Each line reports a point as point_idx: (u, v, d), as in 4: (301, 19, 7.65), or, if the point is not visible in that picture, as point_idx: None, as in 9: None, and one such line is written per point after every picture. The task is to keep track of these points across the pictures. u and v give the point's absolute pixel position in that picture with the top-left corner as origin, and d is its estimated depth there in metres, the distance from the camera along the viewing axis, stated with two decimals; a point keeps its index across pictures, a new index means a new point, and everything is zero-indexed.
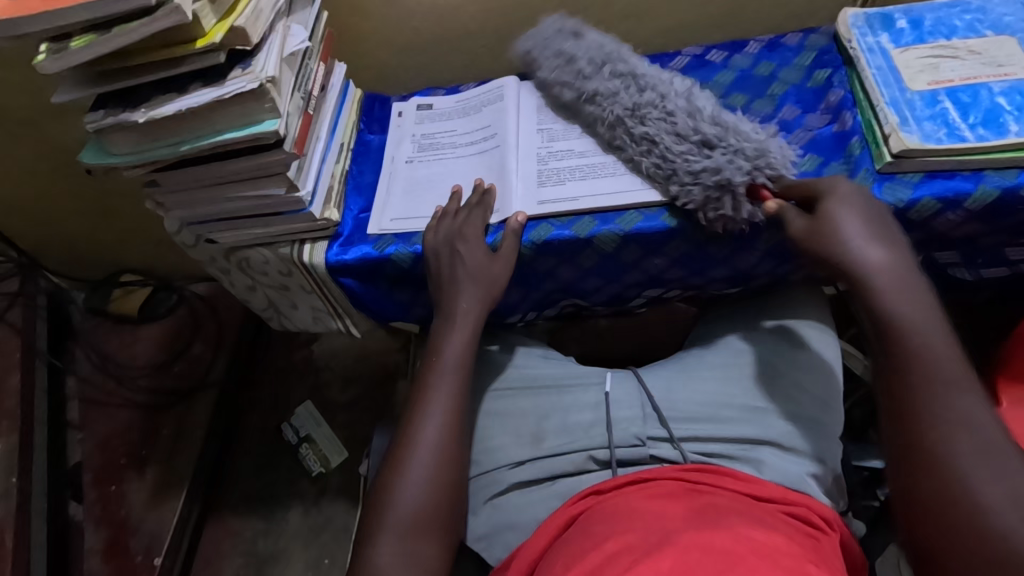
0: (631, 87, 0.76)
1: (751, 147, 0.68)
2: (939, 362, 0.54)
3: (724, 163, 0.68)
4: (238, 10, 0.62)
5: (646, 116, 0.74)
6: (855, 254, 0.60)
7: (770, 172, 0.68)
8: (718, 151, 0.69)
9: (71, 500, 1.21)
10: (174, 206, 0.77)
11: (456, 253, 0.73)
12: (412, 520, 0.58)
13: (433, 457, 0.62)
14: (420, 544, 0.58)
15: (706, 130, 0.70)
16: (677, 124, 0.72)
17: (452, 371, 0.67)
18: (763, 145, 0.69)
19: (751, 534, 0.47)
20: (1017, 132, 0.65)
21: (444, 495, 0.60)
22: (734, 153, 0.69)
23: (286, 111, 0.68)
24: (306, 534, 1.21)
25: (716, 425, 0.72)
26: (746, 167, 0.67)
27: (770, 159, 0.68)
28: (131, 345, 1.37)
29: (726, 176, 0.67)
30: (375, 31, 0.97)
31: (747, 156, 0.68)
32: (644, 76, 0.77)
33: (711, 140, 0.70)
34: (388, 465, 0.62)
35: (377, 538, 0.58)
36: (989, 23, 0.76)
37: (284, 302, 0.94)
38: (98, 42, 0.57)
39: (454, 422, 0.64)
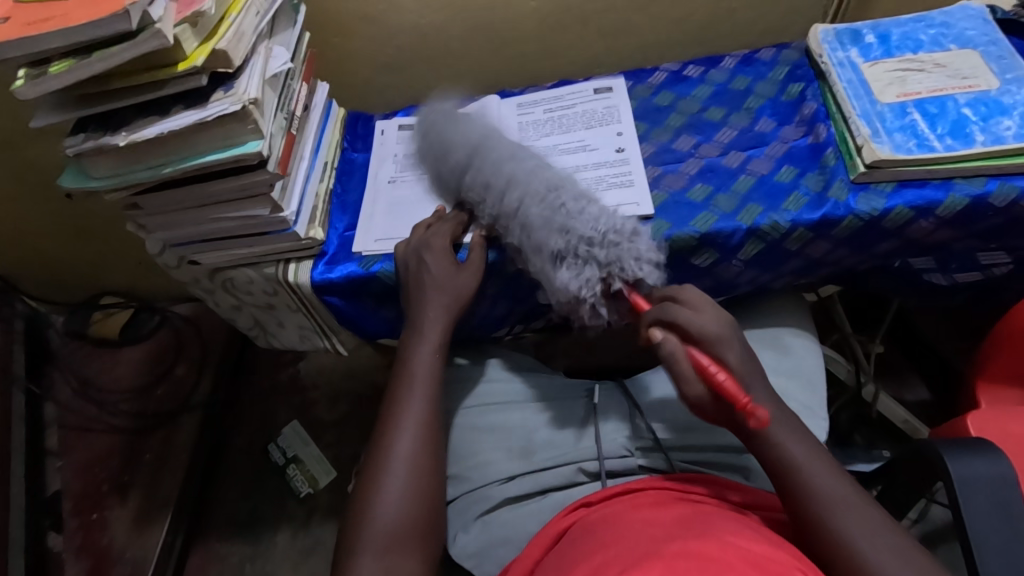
0: (485, 163, 0.73)
1: (602, 251, 0.62)
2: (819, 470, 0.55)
3: (578, 271, 0.62)
4: (219, 33, 0.62)
5: (506, 191, 0.69)
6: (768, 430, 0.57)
7: (624, 276, 0.62)
8: (570, 250, 0.63)
9: (50, 530, 1.19)
10: (157, 228, 0.77)
11: (422, 263, 0.73)
12: (390, 534, 0.58)
13: (410, 467, 0.62)
14: (399, 558, 0.57)
15: (557, 236, 0.63)
16: (545, 207, 0.65)
17: (424, 381, 0.67)
18: (619, 248, 0.62)
19: (739, 542, 0.47)
20: (983, 142, 0.67)
21: (423, 506, 0.60)
22: (586, 259, 0.62)
23: (269, 132, 0.68)
24: (294, 557, 1.18)
25: (704, 434, 0.73)
26: (598, 277, 0.62)
27: (622, 264, 0.62)
28: (111, 368, 1.37)
29: (592, 271, 0.62)
30: (357, 51, 0.98)
31: (599, 264, 0.62)
32: (490, 155, 0.73)
33: (579, 236, 0.63)
34: (364, 481, 0.62)
35: (357, 558, 0.57)
36: (953, 37, 0.79)
37: (270, 321, 0.93)
38: (78, 68, 0.57)
39: (429, 432, 0.64)
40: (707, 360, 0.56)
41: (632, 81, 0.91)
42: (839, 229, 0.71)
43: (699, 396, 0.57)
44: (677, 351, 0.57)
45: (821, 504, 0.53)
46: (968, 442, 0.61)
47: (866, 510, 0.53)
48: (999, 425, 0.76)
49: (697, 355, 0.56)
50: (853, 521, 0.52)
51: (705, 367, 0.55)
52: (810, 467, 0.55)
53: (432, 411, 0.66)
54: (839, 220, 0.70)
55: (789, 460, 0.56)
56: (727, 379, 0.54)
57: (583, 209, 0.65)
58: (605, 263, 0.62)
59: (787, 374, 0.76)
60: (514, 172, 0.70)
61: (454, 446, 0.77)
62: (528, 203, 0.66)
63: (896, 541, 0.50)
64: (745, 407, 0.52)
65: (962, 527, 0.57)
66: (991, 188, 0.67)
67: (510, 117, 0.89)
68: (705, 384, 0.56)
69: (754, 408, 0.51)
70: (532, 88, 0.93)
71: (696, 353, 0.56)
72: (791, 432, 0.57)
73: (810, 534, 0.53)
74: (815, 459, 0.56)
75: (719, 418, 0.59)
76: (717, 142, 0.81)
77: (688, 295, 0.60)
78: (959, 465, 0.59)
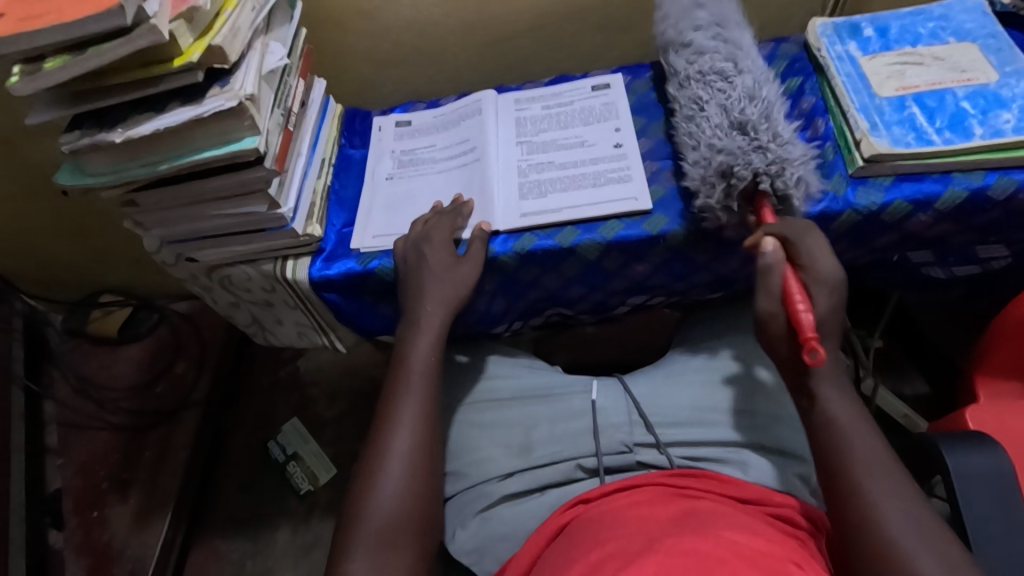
0: (718, 61, 0.79)
1: (777, 151, 0.68)
2: (862, 442, 0.56)
3: (741, 149, 0.69)
4: (215, 28, 0.62)
5: (711, 87, 0.77)
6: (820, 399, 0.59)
7: (777, 183, 0.68)
8: (748, 138, 0.70)
9: (51, 528, 1.19)
10: (153, 224, 0.76)
11: (421, 254, 0.73)
12: (383, 530, 0.58)
13: (404, 465, 0.62)
14: (393, 554, 0.57)
15: (728, 131, 0.71)
16: (731, 104, 0.73)
17: (420, 378, 0.67)
18: (790, 158, 0.69)
19: (732, 536, 0.47)
20: (982, 135, 0.67)
21: (417, 503, 0.60)
22: (761, 146, 0.69)
23: (266, 128, 0.68)
24: (295, 552, 1.19)
25: (701, 429, 0.73)
26: (758, 164, 0.68)
27: (784, 172, 0.68)
28: (111, 366, 1.37)
29: (728, 160, 0.68)
30: (354, 46, 0.97)
31: (767, 156, 0.68)
32: (738, 61, 0.79)
33: (750, 127, 0.71)
34: (359, 476, 0.62)
35: (350, 554, 0.57)
36: (952, 30, 0.79)
37: (269, 318, 0.93)
38: (73, 64, 0.57)
39: (424, 430, 0.64)
40: (797, 288, 0.61)
41: (631, 76, 0.91)
42: (838, 222, 0.71)
43: (773, 312, 0.62)
44: (774, 266, 0.62)
45: (858, 480, 0.54)
46: (967, 436, 0.60)
47: (901, 483, 0.54)
48: (999, 420, 0.76)
49: (790, 280, 0.62)
50: (888, 503, 0.53)
51: (791, 294, 0.60)
52: (854, 435, 0.57)
53: (427, 407, 0.66)
54: (837, 214, 0.70)
55: (830, 424, 0.58)
56: (808, 314, 0.59)
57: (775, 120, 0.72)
58: (775, 162, 0.68)
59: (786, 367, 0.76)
60: (710, 76, 0.78)
61: (453, 443, 0.77)
62: (714, 104, 0.75)
63: (923, 530, 0.51)
64: (808, 340, 0.56)
65: (959, 520, 0.57)
66: (990, 181, 0.67)
67: (508, 113, 0.89)
68: (783, 305, 0.62)
69: (815, 344, 0.56)
70: (530, 84, 0.93)
71: (789, 277, 0.62)
72: (838, 402, 0.59)
73: (842, 505, 0.54)
74: (869, 440, 0.56)
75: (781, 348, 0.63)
76: None
77: (801, 242, 0.63)
78: (959, 459, 0.59)
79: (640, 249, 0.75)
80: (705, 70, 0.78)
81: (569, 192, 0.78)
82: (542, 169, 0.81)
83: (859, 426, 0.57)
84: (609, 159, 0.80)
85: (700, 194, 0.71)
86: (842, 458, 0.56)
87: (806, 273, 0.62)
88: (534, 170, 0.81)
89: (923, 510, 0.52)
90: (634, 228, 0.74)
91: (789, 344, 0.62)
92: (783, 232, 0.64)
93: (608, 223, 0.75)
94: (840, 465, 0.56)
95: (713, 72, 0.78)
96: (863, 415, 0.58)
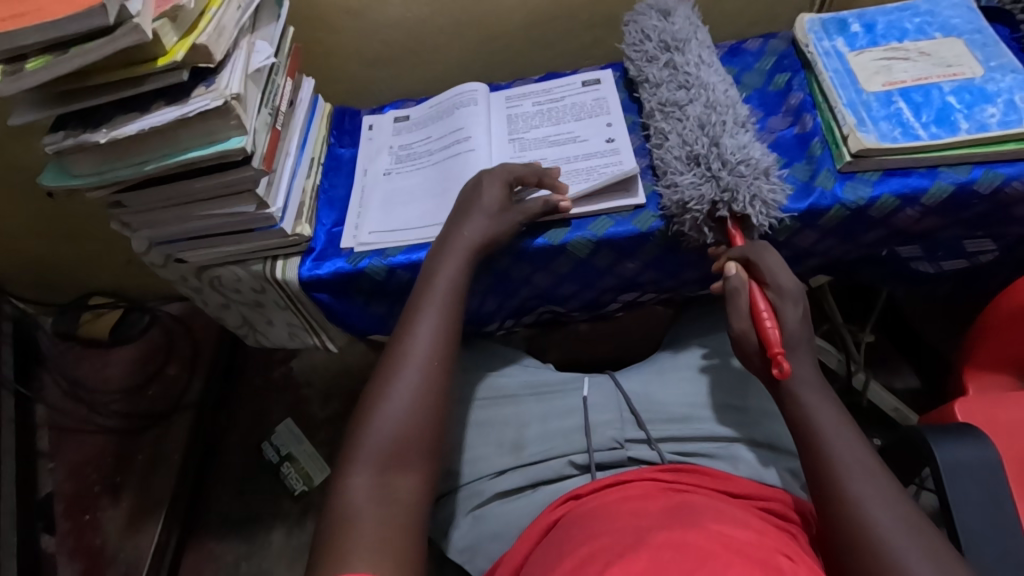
0: (674, 81, 0.78)
1: (729, 176, 0.68)
2: (841, 443, 0.56)
3: (693, 183, 0.69)
4: (200, 27, 0.62)
5: (671, 114, 0.76)
6: (800, 405, 0.59)
7: (734, 209, 0.68)
8: (700, 168, 0.70)
9: (43, 532, 1.19)
10: (141, 226, 0.76)
11: (479, 184, 0.73)
12: (387, 447, 0.57)
13: (416, 384, 0.61)
14: (397, 479, 0.56)
15: (683, 161, 0.72)
16: (687, 133, 0.73)
17: (445, 300, 0.66)
18: (746, 180, 0.68)
19: (722, 529, 0.48)
20: (967, 129, 0.68)
21: (426, 422, 0.60)
22: (713, 175, 0.69)
23: (253, 128, 0.68)
24: (290, 553, 1.18)
25: (691, 425, 0.73)
26: (711, 197, 0.68)
27: (738, 197, 0.68)
28: (102, 369, 1.36)
29: (686, 194, 0.69)
30: (343, 46, 0.97)
31: (720, 185, 0.68)
32: (691, 75, 0.78)
33: (703, 157, 0.70)
34: (371, 391, 0.62)
35: (352, 471, 0.56)
36: (938, 25, 0.79)
37: (259, 319, 0.93)
38: (55, 64, 0.56)
39: (443, 353, 0.63)
40: (764, 306, 0.63)
41: (620, 72, 0.91)
42: (826, 218, 0.71)
43: (743, 330, 0.64)
44: (741, 288, 0.65)
45: (840, 483, 0.54)
46: (955, 428, 0.61)
47: (885, 483, 0.54)
48: (988, 412, 0.75)
49: (757, 297, 0.64)
50: (872, 500, 0.53)
51: (759, 313, 0.63)
52: (834, 440, 0.56)
53: (446, 329, 0.65)
54: (825, 209, 0.70)
55: (812, 430, 0.58)
56: (774, 330, 0.61)
57: (730, 137, 0.71)
58: (728, 188, 0.68)
59: None
60: (667, 93, 0.77)
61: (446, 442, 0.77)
62: (675, 131, 0.74)
63: (912, 529, 0.51)
64: (773, 353, 0.59)
65: (948, 512, 0.57)
66: (976, 175, 0.67)
67: (501, 110, 0.89)
68: (753, 323, 0.63)
69: (781, 358, 0.59)
70: (519, 81, 0.93)
71: (756, 296, 0.64)
72: (822, 405, 0.59)
73: (830, 512, 0.54)
74: (854, 445, 0.56)
75: (754, 359, 0.64)
76: None
77: (762, 259, 0.65)
78: (946, 450, 0.59)
79: (631, 246, 0.75)
80: (660, 90, 0.78)
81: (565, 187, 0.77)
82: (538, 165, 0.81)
83: (839, 427, 0.57)
84: (602, 154, 0.80)
85: (672, 225, 0.73)
86: (825, 458, 0.56)
87: (772, 290, 0.63)
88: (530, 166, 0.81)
89: (912, 510, 0.53)
90: (622, 225, 0.74)
91: (761, 360, 0.63)
92: (744, 254, 0.66)
93: (597, 220, 0.75)
94: (824, 466, 0.56)
95: (673, 95, 0.77)
96: (846, 420, 0.58)
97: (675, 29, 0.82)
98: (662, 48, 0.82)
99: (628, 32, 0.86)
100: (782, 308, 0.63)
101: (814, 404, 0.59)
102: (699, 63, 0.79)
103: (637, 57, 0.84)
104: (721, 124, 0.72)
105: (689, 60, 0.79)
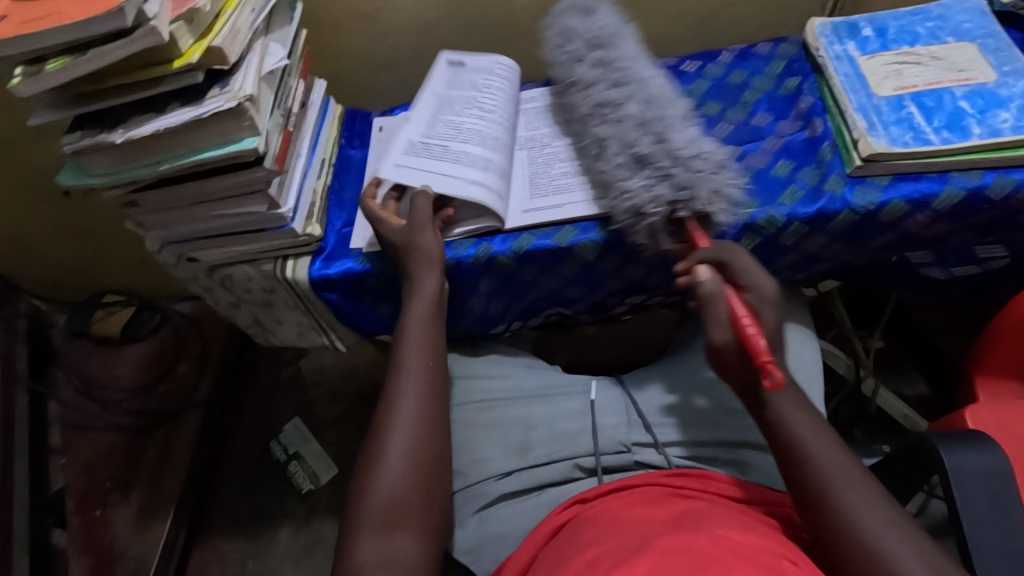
0: (606, 82, 0.76)
1: (681, 172, 0.66)
2: (817, 451, 0.55)
3: (646, 184, 0.67)
4: (215, 30, 0.63)
5: (607, 117, 0.74)
6: (775, 416, 0.58)
7: (693, 207, 0.66)
8: (648, 169, 0.68)
9: (55, 528, 1.20)
10: (155, 225, 0.77)
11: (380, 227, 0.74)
12: (386, 509, 0.57)
13: (409, 440, 0.61)
14: (397, 537, 0.56)
15: (629, 163, 0.69)
16: (627, 134, 0.71)
17: (422, 349, 0.68)
18: (697, 174, 0.66)
19: (728, 534, 0.47)
20: (980, 134, 0.67)
21: (421, 475, 0.60)
22: (664, 175, 0.67)
23: (265, 129, 0.69)
24: (296, 552, 1.19)
25: (699, 428, 0.73)
26: (666, 197, 0.66)
27: (697, 193, 0.66)
28: (114, 367, 1.38)
29: (640, 200, 0.67)
30: (354, 48, 0.98)
31: (674, 183, 0.66)
32: (623, 73, 0.76)
33: (648, 157, 0.68)
34: (365, 454, 0.62)
35: (355, 537, 0.56)
36: (950, 30, 0.79)
37: (269, 319, 0.94)
38: (75, 65, 0.57)
39: (428, 399, 0.65)
40: (743, 312, 0.58)
41: None
42: (835, 222, 0.71)
43: (721, 340, 0.59)
44: (717, 293, 0.60)
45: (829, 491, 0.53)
46: (964, 435, 0.60)
47: (869, 489, 0.53)
48: (999, 419, 0.75)
49: (735, 304, 0.59)
50: (860, 505, 0.51)
51: (739, 319, 0.58)
52: (812, 445, 0.56)
53: (429, 377, 0.66)
54: (835, 213, 0.70)
55: (788, 438, 0.57)
56: (760, 338, 0.56)
57: (671, 135, 0.69)
58: (683, 185, 0.66)
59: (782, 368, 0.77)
60: (600, 93, 0.75)
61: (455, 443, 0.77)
62: (613, 135, 0.72)
63: (914, 545, 0.49)
64: (762, 364, 0.54)
65: (958, 520, 0.57)
66: (988, 180, 0.67)
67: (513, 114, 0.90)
68: (734, 331, 0.59)
69: (771, 366, 0.53)
70: (529, 85, 0.94)
71: (734, 303, 0.59)
72: (795, 409, 0.58)
73: (818, 521, 0.52)
74: (843, 463, 0.55)
75: (732, 374, 0.61)
76: (714, 136, 0.81)
77: (732, 262, 0.64)
78: (957, 457, 0.59)
79: (638, 249, 0.75)
80: (592, 91, 0.76)
81: (576, 189, 0.79)
82: (549, 168, 0.82)
83: (819, 436, 0.56)
84: None
85: (631, 231, 0.70)
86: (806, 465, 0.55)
87: (751, 293, 0.63)
88: (543, 169, 0.82)
89: (908, 519, 0.51)
90: None
91: (742, 373, 0.60)
92: (715, 257, 0.64)
93: (603, 224, 0.75)
94: (809, 476, 0.54)
95: (607, 95, 0.74)
96: (822, 426, 0.58)
97: (595, 29, 0.80)
98: (588, 49, 0.80)
99: (551, 37, 0.84)
100: (759, 311, 0.62)
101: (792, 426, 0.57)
102: (627, 59, 0.77)
103: (564, 61, 0.82)
104: (661, 122, 0.70)
105: (619, 57, 0.77)
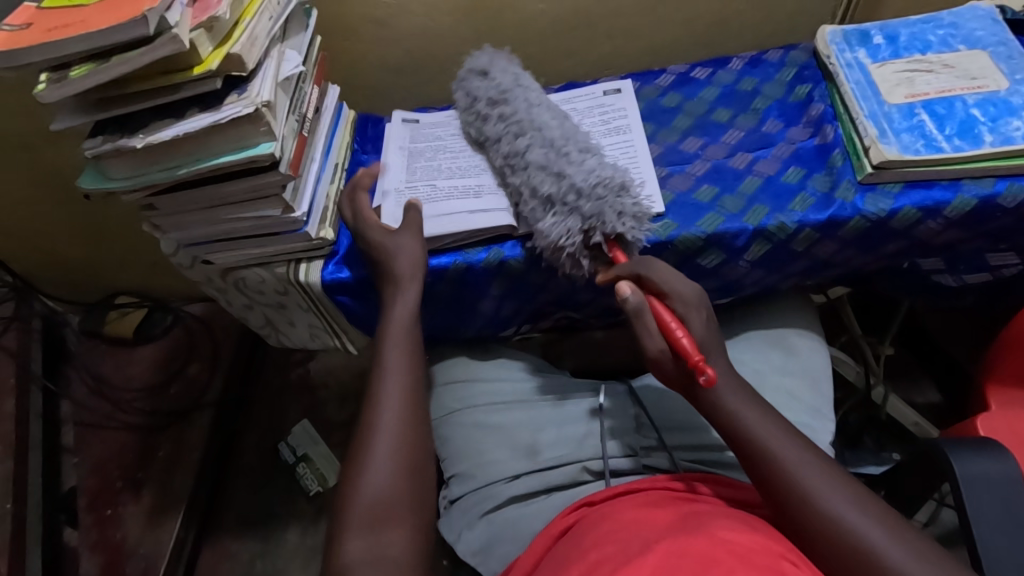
0: (509, 132, 0.78)
1: (586, 205, 0.67)
2: (790, 454, 0.55)
3: (558, 222, 0.69)
4: (234, 37, 0.64)
5: (514, 165, 0.76)
6: (739, 421, 0.58)
7: (605, 232, 0.68)
8: (556, 208, 0.69)
9: (66, 525, 1.21)
10: (171, 228, 0.78)
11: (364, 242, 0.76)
12: (375, 507, 0.56)
13: (394, 437, 0.60)
14: (388, 531, 0.55)
15: (541, 204, 0.71)
16: (533, 177, 0.72)
17: (402, 347, 0.67)
18: (602, 202, 0.67)
19: (728, 537, 0.47)
20: (992, 142, 0.67)
21: (408, 471, 0.59)
22: (571, 212, 0.68)
23: (281, 134, 0.70)
24: (305, 553, 1.19)
25: (704, 433, 0.73)
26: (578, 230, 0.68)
27: (603, 219, 0.67)
28: (126, 367, 1.39)
29: (556, 237, 0.69)
30: (367, 54, 0.99)
31: (582, 216, 0.68)
32: (522, 121, 0.78)
33: (555, 195, 0.70)
34: (350, 456, 0.60)
35: (344, 536, 0.55)
36: (962, 38, 0.79)
37: (282, 321, 0.95)
38: (97, 71, 0.58)
39: (410, 394, 0.64)
40: (670, 317, 0.60)
41: (640, 82, 0.91)
42: (845, 229, 0.71)
43: (658, 350, 0.61)
44: (642, 307, 0.62)
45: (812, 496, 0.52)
46: (974, 443, 0.60)
47: (850, 488, 0.53)
48: (1010, 426, 0.76)
49: (660, 312, 0.61)
50: (846, 506, 0.52)
51: (666, 326, 0.60)
52: (778, 445, 0.56)
53: (411, 373, 0.66)
54: (846, 220, 0.70)
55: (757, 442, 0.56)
56: (685, 339, 0.58)
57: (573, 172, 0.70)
58: (592, 216, 0.67)
59: (790, 373, 0.77)
60: (509, 142, 0.77)
61: (464, 445, 0.78)
62: (522, 180, 0.74)
63: (924, 557, 0.49)
64: (694, 363, 0.55)
65: (967, 528, 0.57)
66: (1000, 189, 0.67)
67: None
68: (665, 337, 0.61)
69: (702, 364, 0.55)
70: None
71: (658, 310, 0.61)
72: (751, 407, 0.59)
73: (802, 524, 0.52)
74: (828, 478, 0.54)
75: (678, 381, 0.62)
76: (724, 143, 0.82)
77: (652, 272, 0.64)
78: (966, 465, 0.59)
79: None
80: (503, 139, 0.78)
81: None
82: None
83: (788, 440, 0.56)
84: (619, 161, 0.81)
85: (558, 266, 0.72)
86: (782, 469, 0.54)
87: (675, 299, 0.63)
88: None
89: (903, 524, 0.52)
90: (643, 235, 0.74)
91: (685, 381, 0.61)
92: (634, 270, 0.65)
93: None
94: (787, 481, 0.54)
95: (510, 147, 0.76)
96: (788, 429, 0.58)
97: (497, 82, 0.82)
98: (489, 105, 0.82)
99: (460, 96, 0.86)
100: (689, 316, 0.62)
101: (767, 436, 0.56)
102: (527, 105, 0.79)
103: (473, 120, 0.85)
104: (562, 160, 0.71)
105: (520, 104, 0.79)
